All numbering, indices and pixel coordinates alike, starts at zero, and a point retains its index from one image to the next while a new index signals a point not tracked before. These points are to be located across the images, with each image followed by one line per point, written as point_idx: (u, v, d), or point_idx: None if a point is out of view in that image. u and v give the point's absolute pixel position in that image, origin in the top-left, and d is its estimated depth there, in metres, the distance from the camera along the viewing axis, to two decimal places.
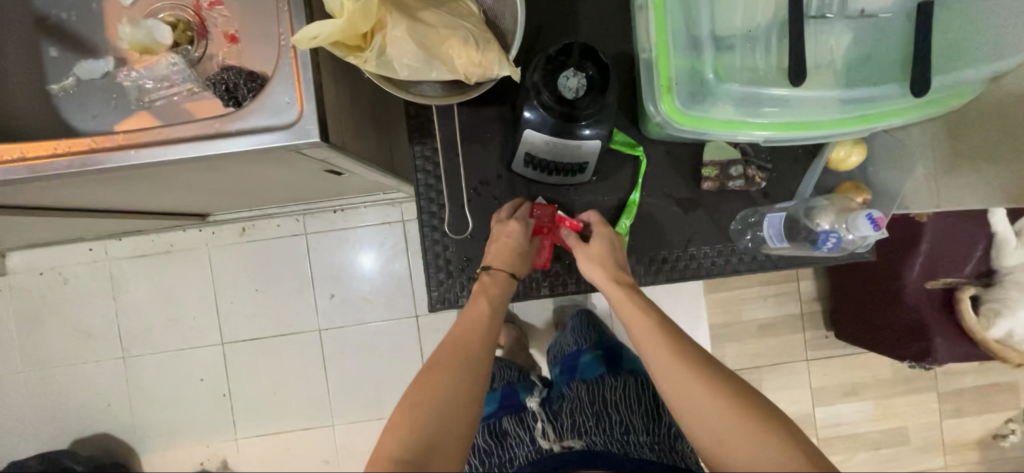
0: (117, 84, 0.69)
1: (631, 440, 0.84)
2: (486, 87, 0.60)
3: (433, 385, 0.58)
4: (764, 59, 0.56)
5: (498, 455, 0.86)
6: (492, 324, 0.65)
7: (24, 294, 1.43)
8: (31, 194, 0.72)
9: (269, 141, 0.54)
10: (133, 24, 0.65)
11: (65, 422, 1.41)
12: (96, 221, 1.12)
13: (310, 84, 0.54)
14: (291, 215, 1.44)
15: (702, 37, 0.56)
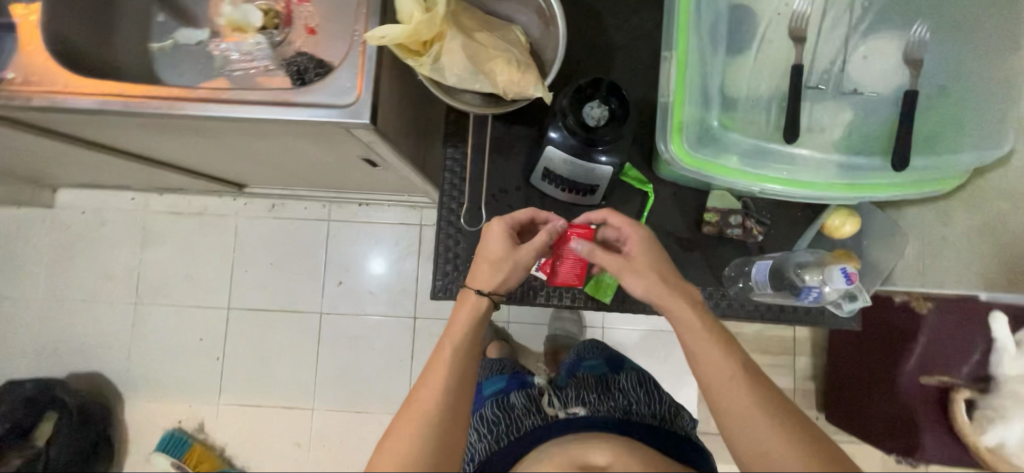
0: (207, 51, 0.80)
1: (634, 411, 0.77)
2: (520, 104, 0.68)
3: (403, 441, 0.58)
4: (765, 115, 0.61)
5: (505, 424, 0.76)
6: (466, 365, 0.63)
7: (63, 229, 1.53)
8: (110, 131, 0.82)
9: (324, 116, 0.63)
10: (235, 7, 0.79)
11: (66, 354, 1.47)
12: (149, 171, 1.22)
13: (371, 75, 0.63)
14: (319, 201, 1.53)
15: (714, 90, 0.62)
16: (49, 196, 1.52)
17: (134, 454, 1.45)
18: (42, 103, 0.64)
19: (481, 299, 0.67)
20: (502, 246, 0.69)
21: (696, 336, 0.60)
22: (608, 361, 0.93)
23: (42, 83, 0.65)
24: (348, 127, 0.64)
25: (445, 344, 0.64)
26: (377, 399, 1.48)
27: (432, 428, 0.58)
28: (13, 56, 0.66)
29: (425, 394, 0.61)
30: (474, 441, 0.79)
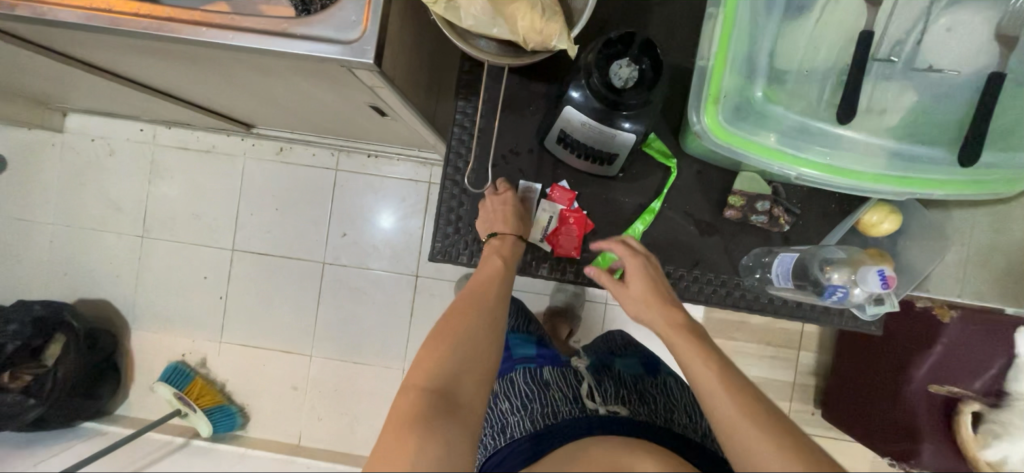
0: None
1: (674, 419, 0.76)
2: (540, 57, 0.61)
3: (452, 340, 0.61)
4: (818, 90, 0.55)
5: (539, 404, 0.77)
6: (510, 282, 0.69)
7: (73, 155, 1.52)
8: (106, 52, 0.77)
9: (324, 50, 0.58)
10: None
11: (75, 280, 1.50)
12: (153, 102, 1.18)
13: (378, 8, 0.57)
14: (328, 149, 1.49)
15: (762, 57, 0.55)
16: (60, 120, 1.50)
17: (138, 382, 1.50)
18: (28, 13, 0.60)
19: (516, 242, 0.70)
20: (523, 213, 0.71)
21: (688, 348, 0.60)
22: (645, 359, 0.90)
23: None
24: (350, 66, 0.59)
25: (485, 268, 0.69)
26: (374, 352, 1.50)
27: (479, 336, 0.62)
28: None
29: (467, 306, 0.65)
30: (505, 411, 0.79)
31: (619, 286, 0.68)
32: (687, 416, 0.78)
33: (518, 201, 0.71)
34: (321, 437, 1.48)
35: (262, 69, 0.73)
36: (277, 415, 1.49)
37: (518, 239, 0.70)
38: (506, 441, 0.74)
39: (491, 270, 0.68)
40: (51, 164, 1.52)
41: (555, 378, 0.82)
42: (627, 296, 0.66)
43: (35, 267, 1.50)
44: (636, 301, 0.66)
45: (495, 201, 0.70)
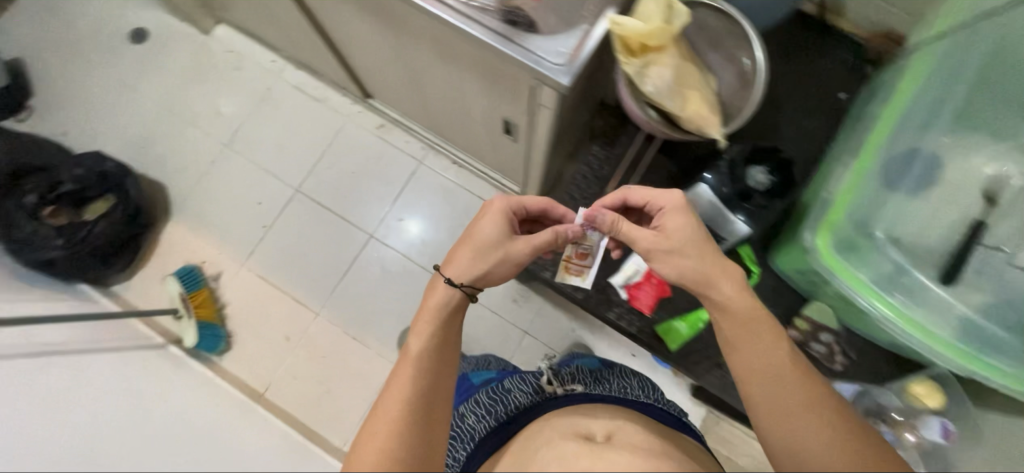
0: None
1: (629, 391, 0.82)
2: (689, 137, 0.73)
3: (380, 435, 0.64)
4: (882, 257, 0.86)
5: (502, 404, 0.80)
6: (427, 361, 0.70)
7: (204, 55, 1.64)
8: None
9: (532, 61, 0.69)
10: None
11: (147, 157, 1.57)
12: (312, 41, 1.30)
13: (587, 48, 0.69)
14: (421, 142, 1.60)
15: (856, 223, 0.87)
16: (210, 25, 1.64)
17: (150, 269, 1.50)
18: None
19: (454, 291, 0.75)
20: (492, 232, 0.77)
21: (731, 326, 0.68)
22: (600, 360, 0.99)
23: None
24: (544, 81, 0.70)
25: (411, 332, 0.74)
26: (375, 336, 1.49)
27: (415, 399, 0.67)
28: None
29: (399, 381, 0.68)
30: (471, 424, 0.80)
31: (657, 234, 0.73)
32: (641, 388, 0.85)
33: (502, 219, 0.78)
34: (288, 393, 1.44)
35: (451, 53, 0.86)
36: (258, 355, 1.46)
37: (449, 292, 0.75)
38: (473, 446, 0.76)
39: (410, 358, 0.70)
40: (182, 55, 1.63)
41: (514, 383, 0.84)
42: (676, 255, 0.71)
43: (124, 130, 1.58)
44: (682, 257, 0.70)
45: (482, 222, 0.78)
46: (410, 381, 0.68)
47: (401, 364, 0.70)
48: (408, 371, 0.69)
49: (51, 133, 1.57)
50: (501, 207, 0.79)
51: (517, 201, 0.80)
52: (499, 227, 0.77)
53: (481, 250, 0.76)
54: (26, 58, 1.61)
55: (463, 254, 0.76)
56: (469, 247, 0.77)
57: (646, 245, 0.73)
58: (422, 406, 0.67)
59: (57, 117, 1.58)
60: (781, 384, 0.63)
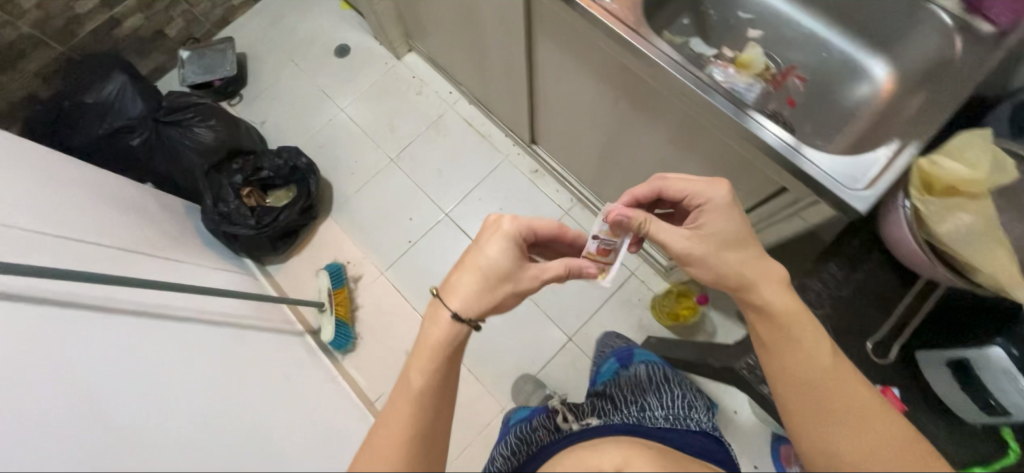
0: (704, 62, 0.86)
1: (646, 417, 0.83)
2: (973, 287, 0.69)
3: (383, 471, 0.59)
4: None
5: (527, 445, 0.85)
6: (428, 397, 0.62)
7: (392, 77, 1.80)
8: (587, 62, 0.96)
9: (827, 180, 0.66)
10: (751, 50, 0.86)
11: (324, 157, 1.73)
12: (510, 88, 1.38)
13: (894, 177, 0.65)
14: (571, 195, 1.62)
15: None
16: (404, 52, 1.81)
17: (302, 259, 1.61)
18: (624, 34, 0.79)
19: (459, 325, 0.64)
20: (505, 262, 0.65)
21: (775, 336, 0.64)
22: (623, 378, 1.00)
23: (628, 18, 0.80)
24: (833, 200, 0.66)
25: (411, 362, 0.64)
26: (489, 374, 1.47)
27: (419, 440, 0.61)
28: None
29: (397, 420, 0.61)
30: (502, 460, 0.88)
31: (692, 233, 0.68)
32: (658, 410, 0.85)
33: (510, 248, 0.65)
34: None
35: (696, 141, 0.87)
36: (379, 362, 1.51)
37: (456, 327, 0.64)
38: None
39: (410, 394, 0.62)
40: (374, 74, 1.81)
41: (540, 420, 0.88)
42: (712, 258, 0.67)
43: (311, 130, 1.77)
44: (719, 259, 0.67)
45: (485, 249, 0.65)
46: (412, 421, 0.61)
47: (397, 398, 0.63)
48: (410, 413, 0.61)
49: (253, 121, 1.79)
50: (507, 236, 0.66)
51: (528, 223, 0.67)
52: (511, 256, 0.65)
53: (493, 279, 0.65)
54: (250, 55, 1.87)
55: (467, 279, 0.64)
56: (476, 272, 0.65)
57: (682, 246, 0.67)
58: (427, 435, 0.61)
59: (261, 108, 1.81)
60: (810, 390, 0.61)
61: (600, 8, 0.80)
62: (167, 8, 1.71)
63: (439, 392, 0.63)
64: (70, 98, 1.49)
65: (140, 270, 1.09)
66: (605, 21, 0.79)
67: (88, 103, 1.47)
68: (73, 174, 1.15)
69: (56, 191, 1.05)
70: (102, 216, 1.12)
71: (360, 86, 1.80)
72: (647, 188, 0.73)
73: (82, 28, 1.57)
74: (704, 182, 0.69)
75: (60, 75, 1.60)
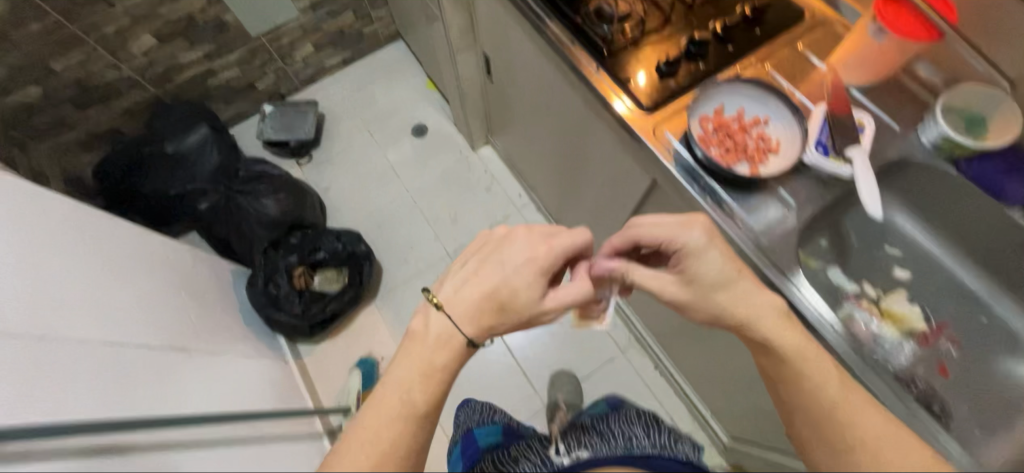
0: (841, 299, 0.76)
1: (636, 447, 0.72)
2: None
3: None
4: None
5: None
6: (414, 394, 0.58)
7: (463, 167, 1.78)
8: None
9: None
10: (900, 300, 0.76)
11: (380, 237, 1.69)
12: (591, 225, 1.30)
13: None
14: (629, 332, 1.52)
15: None
16: (480, 144, 1.79)
17: (336, 343, 1.52)
18: (771, 278, 0.68)
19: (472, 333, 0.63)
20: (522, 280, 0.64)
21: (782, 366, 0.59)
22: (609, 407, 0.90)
23: (780, 260, 0.68)
24: None
25: (399, 363, 0.61)
26: None
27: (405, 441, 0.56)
28: (768, 216, 0.71)
29: (384, 413, 0.57)
30: None
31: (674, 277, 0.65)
32: (650, 441, 0.75)
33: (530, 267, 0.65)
34: None
35: None
36: None
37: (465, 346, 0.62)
38: None
39: (394, 396, 0.58)
40: (446, 161, 1.79)
41: (526, 454, 0.81)
42: (698, 303, 0.63)
43: (372, 207, 1.74)
44: (710, 302, 0.62)
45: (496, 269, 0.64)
46: (399, 419, 0.57)
47: (378, 400, 0.58)
48: (397, 424, 0.56)
49: (317, 185, 1.77)
50: (519, 242, 0.65)
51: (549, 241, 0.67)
52: (525, 271, 0.63)
53: (502, 300, 0.63)
54: (329, 117, 1.88)
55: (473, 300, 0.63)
56: (482, 290, 0.64)
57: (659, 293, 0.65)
58: (411, 431, 0.57)
59: (327, 174, 1.79)
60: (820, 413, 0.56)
61: (748, 240, 0.70)
62: (264, 64, 1.74)
63: (425, 389, 0.59)
64: (151, 145, 1.51)
65: (174, 404, 0.90)
66: (751, 256, 0.69)
67: (167, 153, 1.49)
68: (131, 250, 1.07)
69: (109, 273, 0.95)
70: (146, 304, 1.00)
71: (430, 171, 1.78)
72: (622, 238, 0.69)
73: (180, 74, 1.59)
74: (670, 233, 0.64)
75: (147, 113, 1.63)
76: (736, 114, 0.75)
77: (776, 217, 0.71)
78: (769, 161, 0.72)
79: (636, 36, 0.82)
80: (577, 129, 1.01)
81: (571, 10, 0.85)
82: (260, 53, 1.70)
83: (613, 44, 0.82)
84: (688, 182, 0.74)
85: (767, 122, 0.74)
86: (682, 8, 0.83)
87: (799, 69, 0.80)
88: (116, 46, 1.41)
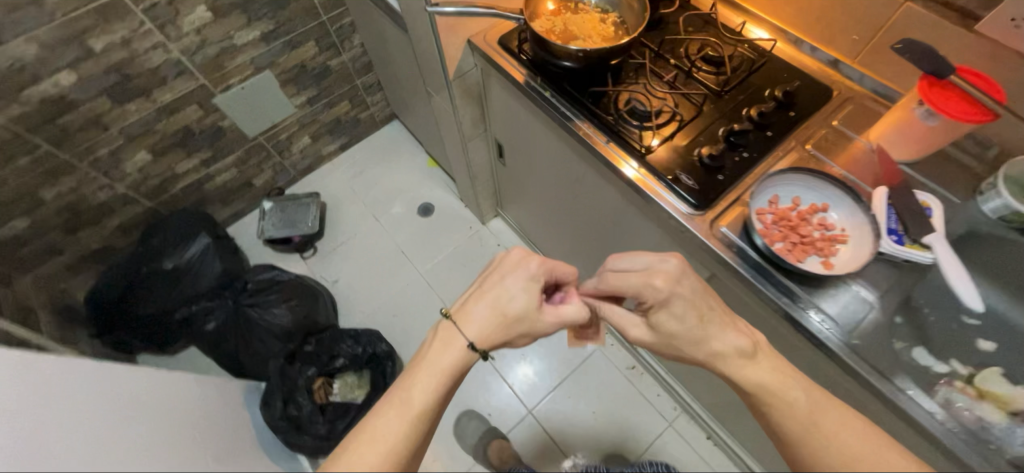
0: (937, 384, 0.65)
1: None
2: None
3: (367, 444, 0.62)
4: None
5: None
6: (434, 387, 0.66)
7: (476, 243, 1.73)
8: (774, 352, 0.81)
9: None
10: (965, 366, 0.68)
11: (397, 328, 1.60)
12: None
13: None
14: (674, 401, 1.43)
15: None
16: (489, 217, 1.75)
17: None
18: (879, 384, 0.62)
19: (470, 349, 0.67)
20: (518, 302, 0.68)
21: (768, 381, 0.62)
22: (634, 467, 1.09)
23: (881, 362, 0.63)
24: None
25: (406, 377, 0.67)
26: None
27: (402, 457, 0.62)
28: (852, 314, 0.66)
29: (401, 400, 0.65)
30: None
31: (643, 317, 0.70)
32: None
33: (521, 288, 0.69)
34: None
35: None
36: None
37: (467, 353, 0.67)
38: None
39: (417, 385, 0.65)
40: (457, 238, 1.74)
41: None
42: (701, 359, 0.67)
43: (385, 296, 1.66)
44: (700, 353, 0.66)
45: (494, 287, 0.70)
46: (400, 435, 0.63)
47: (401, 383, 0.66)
48: (410, 416, 0.63)
49: (324, 279, 1.69)
50: (517, 259, 0.72)
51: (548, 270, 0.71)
52: (526, 291, 0.69)
53: (502, 314, 0.69)
54: (331, 205, 1.83)
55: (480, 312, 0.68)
56: (489, 305, 0.69)
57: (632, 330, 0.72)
58: (420, 421, 0.64)
59: (334, 265, 1.72)
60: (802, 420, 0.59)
61: (840, 343, 0.64)
62: (261, 161, 1.70)
63: (439, 383, 0.66)
64: (148, 263, 1.42)
65: None
66: (849, 361, 0.63)
67: (165, 269, 1.40)
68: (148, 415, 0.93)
69: None
70: None
71: (442, 251, 1.72)
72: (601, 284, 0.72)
73: (176, 184, 1.53)
74: (642, 275, 0.66)
75: (141, 227, 1.55)
76: (793, 203, 0.73)
77: (863, 312, 0.66)
78: (840, 251, 0.69)
79: (673, 131, 0.80)
80: (613, 218, 0.97)
81: (602, 109, 0.83)
82: (257, 152, 1.66)
83: (651, 141, 0.80)
84: (760, 282, 0.69)
85: (828, 209, 0.72)
86: (712, 98, 0.83)
87: (838, 150, 0.80)
88: (109, 167, 1.35)
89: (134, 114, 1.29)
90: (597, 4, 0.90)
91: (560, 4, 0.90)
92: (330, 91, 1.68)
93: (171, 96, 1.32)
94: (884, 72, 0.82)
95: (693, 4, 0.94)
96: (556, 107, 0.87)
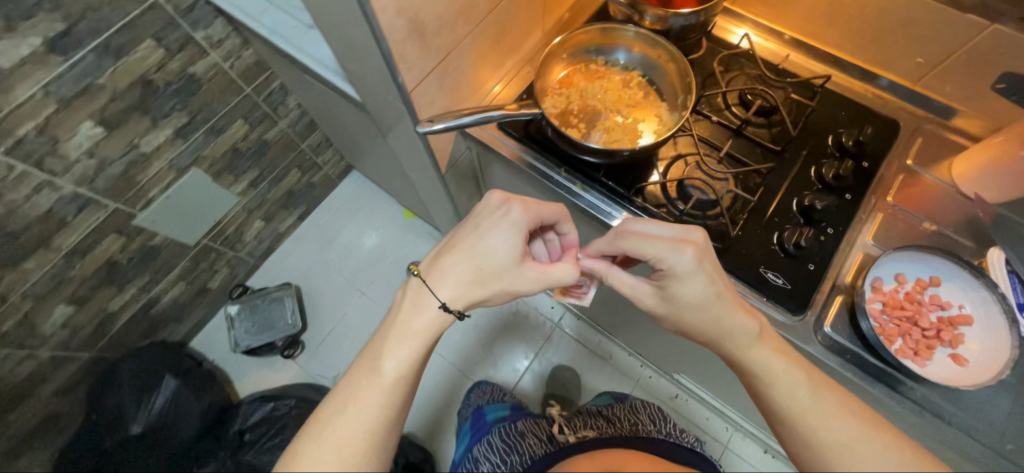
0: None
1: (640, 426, 0.95)
2: None
3: (343, 412, 0.54)
4: None
5: (512, 441, 0.97)
6: (420, 354, 0.58)
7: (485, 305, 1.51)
8: None
9: None
10: None
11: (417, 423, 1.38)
12: (669, 353, 1.14)
13: None
14: (725, 421, 1.37)
15: None
16: None
17: None
18: None
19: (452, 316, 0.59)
20: (495, 245, 0.58)
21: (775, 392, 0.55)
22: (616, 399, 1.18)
23: None
24: None
25: (375, 343, 0.58)
26: None
27: (386, 433, 0.54)
28: (998, 412, 0.58)
29: (377, 369, 0.56)
30: (494, 441, 1.01)
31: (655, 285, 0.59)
32: (654, 426, 0.96)
33: (497, 231, 0.58)
34: None
35: None
36: None
37: (442, 316, 0.58)
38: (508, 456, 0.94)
39: (397, 345, 0.57)
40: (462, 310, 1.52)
41: (529, 428, 1.01)
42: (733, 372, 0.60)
43: None
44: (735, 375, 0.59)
45: (467, 233, 0.59)
46: (378, 408, 0.54)
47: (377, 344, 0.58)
48: (392, 383, 0.55)
49: (321, 378, 1.48)
50: (493, 207, 0.60)
51: (532, 212, 0.59)
52: (506, 242, 0.58)
53: (481, 267, 0.58)
54: (306, 288, 1.59)
55: (452, 263, 0.58)
56: (464, 254, 0.59)
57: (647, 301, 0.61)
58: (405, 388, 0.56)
59: (328, 360, 1.50)
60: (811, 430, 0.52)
61: (990, 449, 0.56)
62: (212, 263, 1.43)
63: (419, 344, 0.57)
64: (113, 435, 1.19)
65: None
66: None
67: (137, 431, 1.19)
68: None
69: None
70: None
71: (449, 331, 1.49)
72: (608, 244, 0.60)
73: (115, 322, 1.26)
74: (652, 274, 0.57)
75: (85, 383, 1.28)
76: (897, 283, 0.63)
77: (1011, 406, 0.58)
78: (963, 335, 0.60)
79: (743, 216, 0.67)
80: None
81: (650, 201, 0.68)
82: (205, 256, 1.39)
83: (720, 234, 0.66)
84: (893, 397, 0.59)
85: (937, 283, 0.62)
86: (772, 158, 0.70)
87: (919, 197, 0.70)
88: (22, 337, 1.07)
89: (35, 272, 1.01)
90: (626, 65, 0.73)
91: (573, 67, 0.73)
92: (273, 166, 1.41)
93: (78, 237, 1.04)
94: (950, 92, 0.71)
95: (718, 37, 0.79)
96: (592, 205, 0.72)
